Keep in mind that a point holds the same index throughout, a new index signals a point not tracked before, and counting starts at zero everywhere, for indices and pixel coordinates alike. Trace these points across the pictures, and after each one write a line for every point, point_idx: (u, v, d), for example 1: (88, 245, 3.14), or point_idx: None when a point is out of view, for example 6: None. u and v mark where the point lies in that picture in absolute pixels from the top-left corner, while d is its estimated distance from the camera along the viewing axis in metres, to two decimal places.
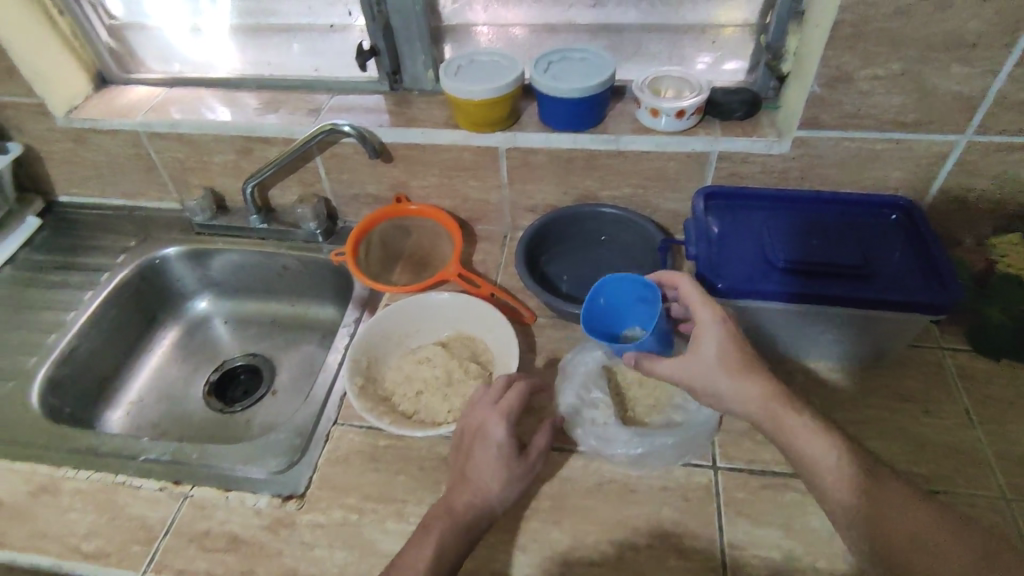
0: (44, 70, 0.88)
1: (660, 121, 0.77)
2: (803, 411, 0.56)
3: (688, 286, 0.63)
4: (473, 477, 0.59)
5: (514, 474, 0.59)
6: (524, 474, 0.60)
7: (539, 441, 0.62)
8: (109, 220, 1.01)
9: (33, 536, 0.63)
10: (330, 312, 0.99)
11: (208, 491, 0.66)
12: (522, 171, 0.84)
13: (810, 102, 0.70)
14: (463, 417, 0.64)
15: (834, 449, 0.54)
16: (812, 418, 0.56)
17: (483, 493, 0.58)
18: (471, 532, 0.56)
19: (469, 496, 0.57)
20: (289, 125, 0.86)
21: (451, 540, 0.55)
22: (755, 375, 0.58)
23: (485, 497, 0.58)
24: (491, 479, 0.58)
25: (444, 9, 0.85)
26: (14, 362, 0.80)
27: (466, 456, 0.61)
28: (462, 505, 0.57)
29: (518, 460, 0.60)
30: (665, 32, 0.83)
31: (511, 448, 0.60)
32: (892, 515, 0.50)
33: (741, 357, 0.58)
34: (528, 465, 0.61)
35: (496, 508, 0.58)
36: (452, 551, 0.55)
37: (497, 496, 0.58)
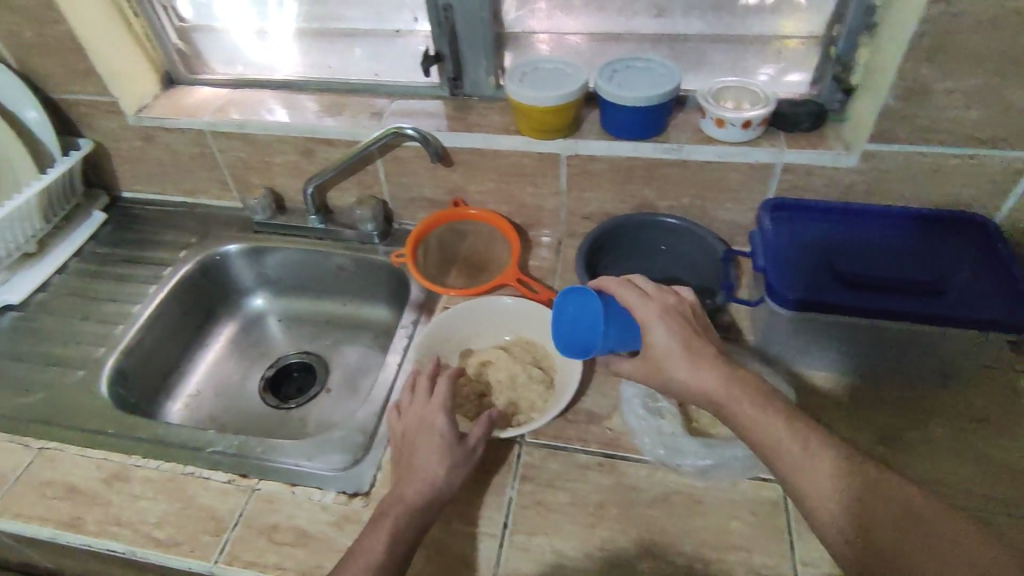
0: (117, 69, 0.91)
1: (724, 131, 0.77)
2: (750, 397, 0.55)
3: (625, 291, 0.62)
4: (417, 468, 0.62)
5: (453, 460, 0.62)
6: (462, 461, 0.63)
7: (476, 431, 0.64)
8: (170, 216, 1.04)
9: (107, 522, 0.65)
10: (382, 314, 1.01)
11: (275, 485, 0.67)
12: (581, 178, 0.85)
13: (882, 115, 0.70)
14: (406, 418, 0.67)
15: (795, 433, 0.52)
16: (759, 402, 0.54)
17: (429, 481, 0.60)
18: (422, 518, 0.59)
19: (415, 484, 0.60)
20: (353, 128, 0.88)
21: (405, 527, 0.58)
22: (706, 363, 0.57)
23: (430, 485, 0.60)
24: (434, 469, 0.61)
25: (507, 16, 0.86)
26: (83, 352, 0.83)
27: (411, 447, 0.64)
28: (411, 492, 0.60)
29: (457, 449, 0.63)
30: (731, 42, 0.83)
31: (450, 435, 0.63)
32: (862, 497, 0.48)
33: (684, 348, 0.58)
34: (467, 453, 0.63)
35: (442, 493, 0.61)
36: (405, 537, 0.58)
37: (444, 482, 0.61)
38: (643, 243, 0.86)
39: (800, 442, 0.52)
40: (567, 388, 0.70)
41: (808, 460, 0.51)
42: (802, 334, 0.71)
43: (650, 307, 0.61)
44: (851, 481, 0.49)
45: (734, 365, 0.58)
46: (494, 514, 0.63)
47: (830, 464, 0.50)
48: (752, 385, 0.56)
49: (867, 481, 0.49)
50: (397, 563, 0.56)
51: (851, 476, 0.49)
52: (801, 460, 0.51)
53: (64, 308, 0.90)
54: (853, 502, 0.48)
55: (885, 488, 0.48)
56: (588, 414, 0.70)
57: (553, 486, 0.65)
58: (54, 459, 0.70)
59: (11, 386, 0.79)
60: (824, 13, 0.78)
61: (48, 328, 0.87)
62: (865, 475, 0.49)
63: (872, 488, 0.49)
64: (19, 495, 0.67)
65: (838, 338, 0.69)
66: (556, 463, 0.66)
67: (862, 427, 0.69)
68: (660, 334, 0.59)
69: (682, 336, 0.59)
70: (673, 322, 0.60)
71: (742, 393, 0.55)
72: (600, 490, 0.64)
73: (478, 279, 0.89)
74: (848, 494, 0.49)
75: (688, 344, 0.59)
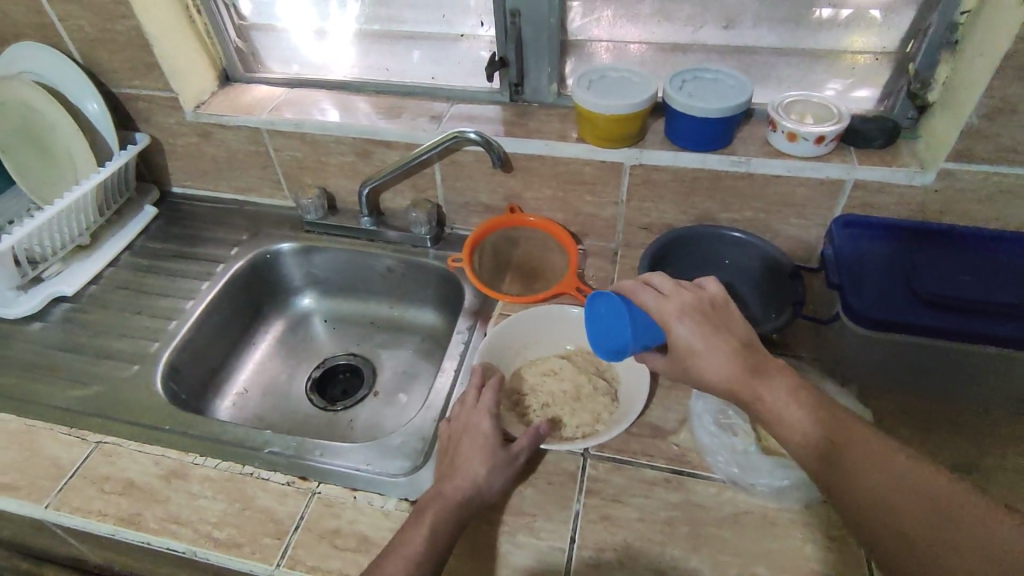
0: (179, 65, 0.91)
1: (796, 146, 0.75)
2: (785, 396, 0.56)
3: (641, 295, 0.61)
4: (460, 465, 0.62)
5: (495, 462, 0.62)
6: (504, 465, 0.63)
7: (522, 440, 0.64)
8: (221, 213, 1.04)
9: (167, 520, 0.64)
10: (429, 318, 1.00)
11: (335, 490, 0.66)
12: (644, 188, 0.84)
13: (964, 133, 0.68)
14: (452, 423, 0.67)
15: (817, 422, 0.53)
16: (792, 402, 0.55)
17: (470, 479, 0.60)
18: (463, 515, 0.59)
19: (455, 481, 0.60)
20: (412, 132, 0.87)
21: (444, 519, 0.57)
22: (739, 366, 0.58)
23: (471, 482, 0.60)
24: (475, 467, 0.61)
25: (572, 23, 0.84)
26: (136, 346, 0.83)
27: (453, 447, 0.64)
28: (449, 487, 0.60)
29: (501, 452, 0.63)
30: (805, 56, 0.79)
31: (493, 438, 0.63)
32: (882, 479, 0.49)
33: (713, 347, 0.58)
34: (510, 457, 0.63)
35: (484, 492, 0.60)
36: (445, 529, 0.57)
37: (484, 482, 0.61)
38: (703, 256, 0.84)
39: (823, 432, 0.53)
40: (634, 403, 0.70)
41: (830, 450, 0.52)
42: (874, 354, 0.69)
43: (671, 305, 0.60)
44: (871, 465, 0.50)
45: (761, 358, 0.58)
46: (560, 528, 0.61)
47: (850, 450, 0.51)
48: (775, 377, 0.57)
49: (886, 462, 0.50)
50: (437, 554, 0.55)
51: (868, 460, 0.50)
52: (822, 451, 0.53)
53: (117, 302, 0.90)
54: (874, 486, 0.49)
55: (904, 468, 0.49)
56: (652, 428, 0.69)
57: (620, 502, 0.63)
58: (111, 454, 0.70)
59: (66, 378, 0.79)
60: (900, 30, 0.75)
61: (102, 320, 0.87)
62: (882, 455, 0.50)
63: (892, 469, 0.49)
64: (78, 489, 0.67)
65: (912, 358, 0.68)
66: (622, 478, 0.65)
67: (937, 451, 0.66)
68: (684, 334, 0.59)
69: (709, 334, 0.58)
70: (697, 320, 0.59)
71: (772, 390, 0.56)
72: (668, 507, 0.62)
73: (533, 287, 0.88)
74: (869, 479, 0.49)
75: (716, 342, 0.58)
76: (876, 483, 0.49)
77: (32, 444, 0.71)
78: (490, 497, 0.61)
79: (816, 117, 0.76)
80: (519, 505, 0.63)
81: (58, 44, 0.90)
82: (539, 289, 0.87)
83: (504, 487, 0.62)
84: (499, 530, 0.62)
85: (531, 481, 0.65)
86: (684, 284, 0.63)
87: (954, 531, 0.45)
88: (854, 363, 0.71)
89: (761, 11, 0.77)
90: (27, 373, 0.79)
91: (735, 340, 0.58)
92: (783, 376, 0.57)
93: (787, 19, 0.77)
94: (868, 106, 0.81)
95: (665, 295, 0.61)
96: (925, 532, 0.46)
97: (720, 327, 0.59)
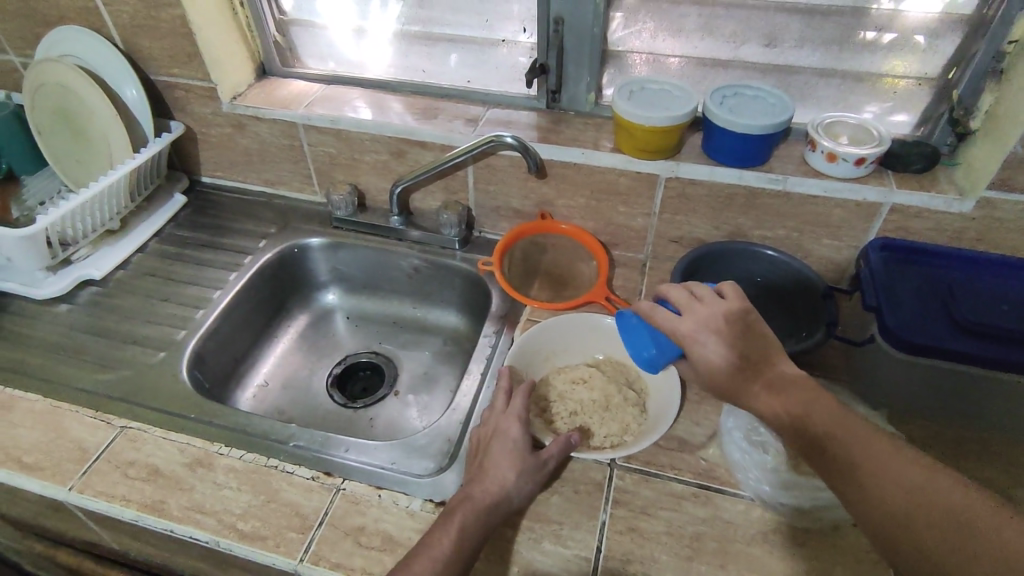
0: (219, 56, 0.92)
1: (835, 167, 0.75)
2: (811, 409, 0.54)
3: (657, 316, 0.62)
4: (489, 469, 0.61)
5: (525, 467, 0.62)
6: (533, 471, 0.62)
7: (552, 448, 0.64)
8: (249, 205, 1.04)
9: (191, 509, 0.64)
10: (452, 320, 1.00)
11: (359, 487, 0.66)
12: (677, 202, 0.84)
13: (1006, 163, 0.68)
14: (479, 427, 0.67)
15: (844, 433, 0.51)
16: (818, 410, 0.54)
17: (500, 484, 0.60)
18: (492, 520, 0.58)
19: (483, 485, 0.60)
20: (449, 134, 0.87)
21: (473, 522, 0.57)
22: (764, 382, 0.57)
23: (500, 485, 0.60)
24: (505, 472, 0.61)
25: (613, 34, 0.85)
26: (163, 333, 0.83)
27: (482, 453, 0.64)
28: (478, 491, 0.59)
29: (529, 457, 0.63)
30: (846, 78, 0.79)
31: (522, 444, 0.63)
32: (903, 490, 0.47)
33: (734, 363, 0.58)
34: (539, 463, 0.63)
35: (513, 498, 0.60)
36: (473, 532, 0.56)
37: (514, 488, 0.60)
38: (733, 272, 0.84)
39: (840, 438, 0.51)
40: (665, 416, 0.70)
41: (850, 461, 0.50)
42: (906, 378, 0.69)
43: (688, 324, 0.60)
44: (891, 476, 0.48)
45: (778, 371, 0.58)
46: (586, 537, 0.61)
47: (868, 458, 0.50)
48: (794, 386, 0.56)
49: (908, 473, 0.48)
50: (467, 558, 0.55)
51: (887, 473, 0.48)
52: (842, 461, 0.51)
53: (145, 288, 0.90)
54: (896, 498, 0.47)
55: (924, 479, 0.47)
56: (680, 441, 0.69)
57: (647, 514, 0.63)
58: (135, 440, 0.70)
59: (92, 361, 0.79)
60: (944, 56, 0.75)
61: (129, 306, 0.87)
62: (901, 466, 0.48)
63: (913, 481, 0.48)
64: (102, 473, 0.67)
65: (945, 385, 0.67)
66: (649, 490, 0.64)
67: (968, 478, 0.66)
68: (705, 353, 0.59)
69: (730, 352, 0.58)
70: (717, 338, 0.58)
71: (804, 404, 0.54)
72: (696, 522, 0.62)
73: (561, 294, 0.90)
74: (891, 491, 0.48)
75: (738, 359, 0.58)
76: (898, 495, 0.47)
77: (57, 426, 0.71)
78: (518, 502, 0.61)
79: (858, 139, 0.76)
80: (545, 512, 0.63)
81: (102, 30, 0.91)
82: (568, 297, 0.89)
83: (531, 493, 0.62)
84: (525, 537, 0.61)
85: (558, 488, 0.65)
86: (702, 294, 0.62)
87: (977, 545, 0.44)
88: (885, 386, 0.71)
89: (804, 31, 0.77)
90: (54, 355, 0.80)
91: (753, 356, 0.58)
92: (804, 384, 0.56)
93: (832, 40, 0.77)
94: (905, 130, 0.82)
95: (681, 311, 0.61)
96: (946, 546, 0.45)
97: (743, 341, 0.58)
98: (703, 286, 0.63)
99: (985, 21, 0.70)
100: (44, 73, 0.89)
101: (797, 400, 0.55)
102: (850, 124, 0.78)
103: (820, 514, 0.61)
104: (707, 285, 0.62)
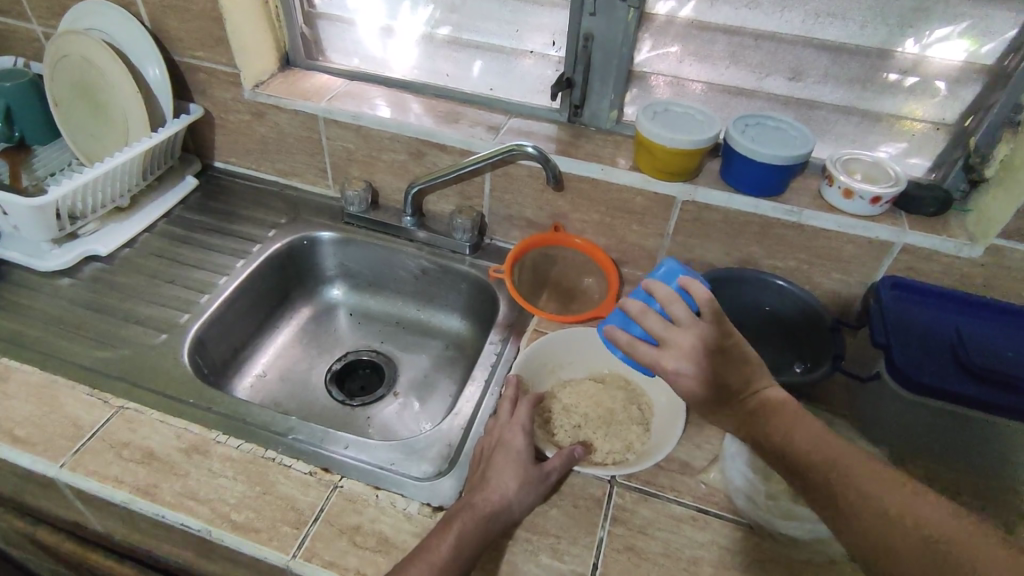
0: (245, 43, 0.91)
1: (851, 203, 0.76)
2: (794, 434, 0.54)
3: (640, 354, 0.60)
4: (490, 477, 0.61)
5: (527, 478, 0.61)
6: (537, 483, 0.62)
7: (555, 460, 0.64)
8: (261, 194, 1.03)
9: (184, 495, 0.63)
10: (455, 324, 1.00)
11: (358, 485, 0.65)
12: (692, 225, 0.85)
13: (1019, 213, 0.69)
14: (484, 436, 0.67)
15: (822, 458, 0.51)
16: (802, 435, 0.54)
17: (502, 494, 0.59)
18: (494, 529, 0.58)
19: (486, 494, 0.59)
20: (469, 139, 0.88)
21: (471, 529, 0.56)
22: (746, 412, 0.58)
23: (502, 495, 0.59)
24: (507, 480, 0.60)
25: (640, 55, 0.85)
26: (166, 315, 0.82)
27: (486, 461, 0.64)
28: (479, 498, 0.59)
29: (533, 467, 0.62)
30: (865, 116, 0.81)
31: (525, 455, 0.63)
32: (881, 510, 0.47)
33: (718, 393, 0.58)
34: (542, 474, 0.62)
35: (518, 508, 0.60)
36: (471, 538, 0.56)
37: (516, 498, 0.60)
38: (741, 300, 0.84)
39: (818, 465, 0.51)
40: (668, 437, 0.70)
41: (828, 487, 0.50)
42: (906, 416, 0.69)
43: (670, 355, 0.59)
44: (870, 493, 0.48)
45: (760, 397, 0.58)
46: (583, 553, 0.61)
47: (850, 478, 0.49)
48: (775, 412, 0.56)
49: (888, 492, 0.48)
50: (465, 565, 0.54)
51: (863, 500, 0.48)
52: (825, 483, 0.50)
53: (151, 269, 0.89)
54: (873, 523, 0.47)
55: (903, 497, 0.47)
56: (681, 464, 0.69)
57: (646, 534, 0.62)
58: (132, 421, 0.68)
59: (93, 338, 0.78)
60: (963, 103, 0.76)
61: (132, 285, 0.86)
62: (879, 491, 0.48)
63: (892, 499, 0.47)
64: (95, 452, 0.65)
65: (946, 427, 0.68)
66: (649, 510, 0.64)
67: None
68: (692, 388, 0.59)
69: (716, 384, 0.58)
70: (702, 372, 0.58)
71: (789, 432, 0.54)
72: (694, 546, 0.62)
73: (569, 308, 0.92)
74: (869, 509, 0.47)
75: (723, 389, 0.58)
76: (876, 522, 0.47)
77: (52, 401, 0.70)
78: (520, 513, 0.60)
79: (873, 176, 0.77)
80: (543, 525, 0.62)
81: (130, 6, 0.91)
82: (574, 310, 0.92)
83: (534, 504, 0.62)
84: (522, 548, 0.60)
85: (558, 501, 0.64)
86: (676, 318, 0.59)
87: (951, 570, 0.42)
88: (886, 424, 0.72)
89: (830, 66, 0.78)
90: (53, 328, 0.78)
91: (739, 382, 0.58)
92: (787, 409, 0.56)
93: (855, 78, 0.78)
94: (919, 173, 0.83)
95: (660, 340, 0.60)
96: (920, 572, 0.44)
97: (723, 371, 0.58)
98: (678, 305, 0.60)
99: (1006, 73, 0.72)
100: (68, 45, 0.88)
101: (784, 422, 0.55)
102: (867, 162, 0.79)
103: (819, 548, 0.61)
104: (681, 304, 0.60)
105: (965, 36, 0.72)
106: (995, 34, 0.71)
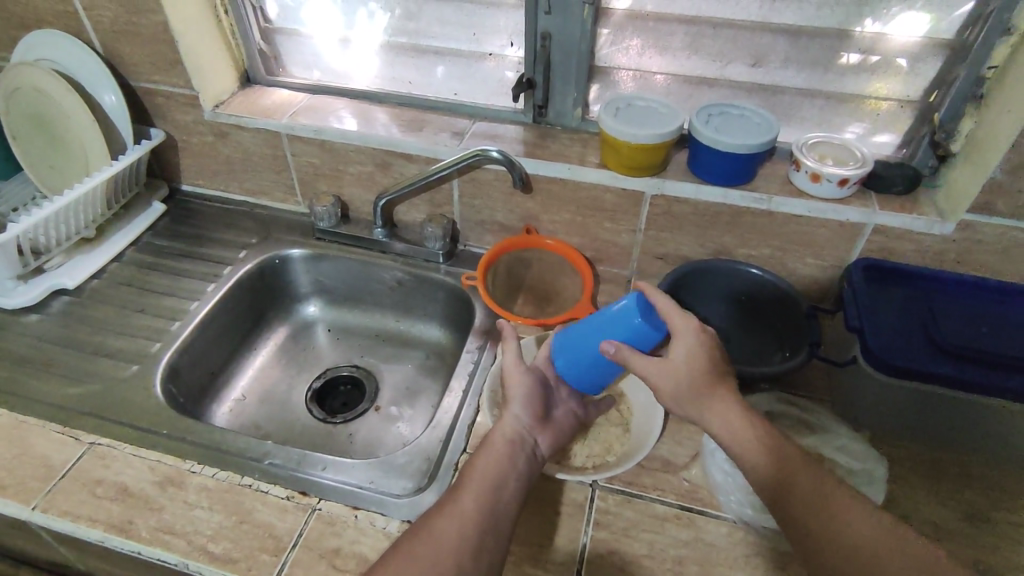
0: (202, 65, 0.90)
1: (819, 187, 0.75)
2: (767, 432, 0.56)
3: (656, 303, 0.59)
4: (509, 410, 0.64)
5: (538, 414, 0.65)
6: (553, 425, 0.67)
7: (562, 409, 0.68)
8: (229, 214, 1.02)
9: (159, 530, 0.62)
10: (435, 334, 0.99)
11: (336, 507, 0.64)
12: (663, 219, 0.84)
13: (986, 187, 0.69)
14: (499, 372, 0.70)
15: (802, 467, 0.54)
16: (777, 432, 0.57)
17: (515, 427, 0.63)
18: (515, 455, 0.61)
19: (501, 427, 0.63)
20: (433, 146, 0.86)
21: (493, 465, 0.59)
22: (726, 395, 0.58)
23: (518, 432, 0.63)
24: (522, 414, 0.64)
25: (601, 50, 0.84)
26: (137, 346, 0.81)
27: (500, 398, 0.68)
28: (497, 433, 0.62)
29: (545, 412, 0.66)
30: (830, 98, 0.80)
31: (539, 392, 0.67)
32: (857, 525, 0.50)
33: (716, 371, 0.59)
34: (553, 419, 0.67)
35: (530, 435, 0.64)
36: (489, 474, 0.58)
37: (528, 431, 0.64)
38: (716, 291, 0.84)
39: (798, 471, 0.54)
40: (647, 436, 0.70)
41: (812, 494, 0.52)
42: (885, 400, 0.69)
43: (689, 319, 0.58)
44: (850, 522, 0.51)
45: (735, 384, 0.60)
46: (567, 561, 0.60)
47: (828, 496, 0.52)
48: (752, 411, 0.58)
49: (880, 538, 0.50)
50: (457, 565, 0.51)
51: (845, 510, 0.51)
52: (819, 514, 0.51)
53: (120, 299, 0.88)
54: (852, 528, 0.50)
55: (903, 553, 0.49)
56: (662, 462, 0.68)
57: (630, 537, 0.62)
58: (104, 457, 0.68)
59: (62, 374, 0.77)
60: (925, 80, 0.75)
61: (102, 317, 0.85)
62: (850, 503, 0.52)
63: (874, 530, 0.50)
64: (67, 492, 0.64)
65: (926, 407, 0.67)
66: (632, 512, 0.63)
67: (946, 502, 0.65)
68: (703, 357, 0.58)
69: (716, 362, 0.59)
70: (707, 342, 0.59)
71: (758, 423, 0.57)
72: (677, 546, 0.61)
73: (546, 310, 0.92)
74: (848, 531, 0.50)
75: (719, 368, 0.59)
76: (855, 525, 0.51)
77: (22, 443, 0.69)
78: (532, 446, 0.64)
79: (841, 159, 0.76)
80: (524, 535, 0.61)
81: (81, 34, 0.89)
82: (551, 313, 0.91)
83: (551, 448, 0.65)
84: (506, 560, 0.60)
85: (541, 510, 0.64)
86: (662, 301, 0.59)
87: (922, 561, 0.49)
88: (867, 409, 0.71)
89: (789, 50, 0.77)
90: (21, 367, 0.77)
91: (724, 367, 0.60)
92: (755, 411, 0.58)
93: (816, 62, 0.77)
94: (888, 151, 0.82)
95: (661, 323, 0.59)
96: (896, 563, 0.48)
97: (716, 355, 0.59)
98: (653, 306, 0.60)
99: (966, 47, 0.71)
100: (20, 77, 0.87)
101: (759, 442, 0.56)
102: (835, 144, 0.78)
103: None
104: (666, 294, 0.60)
105: (923, 11, 0.71)
106: (951, 9, 0.70)
